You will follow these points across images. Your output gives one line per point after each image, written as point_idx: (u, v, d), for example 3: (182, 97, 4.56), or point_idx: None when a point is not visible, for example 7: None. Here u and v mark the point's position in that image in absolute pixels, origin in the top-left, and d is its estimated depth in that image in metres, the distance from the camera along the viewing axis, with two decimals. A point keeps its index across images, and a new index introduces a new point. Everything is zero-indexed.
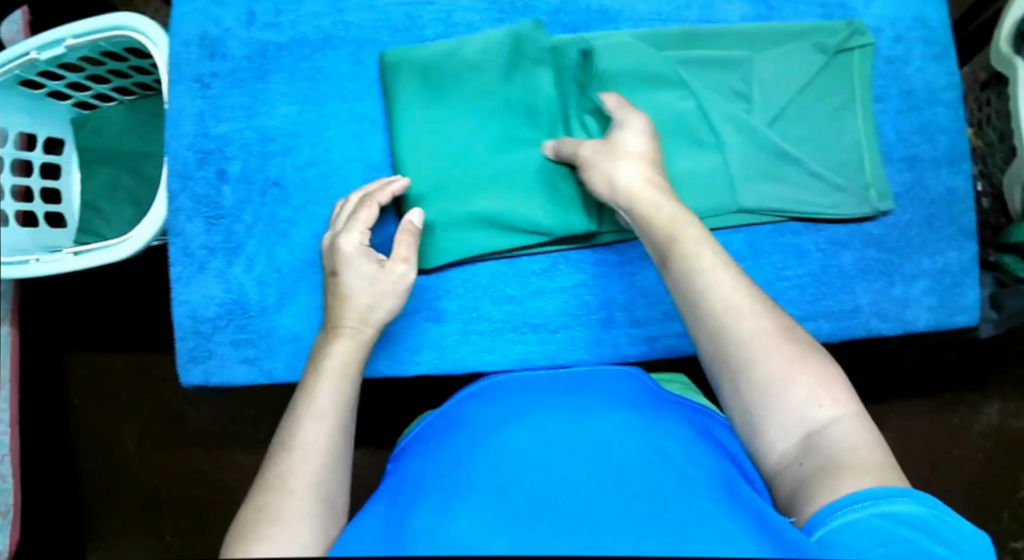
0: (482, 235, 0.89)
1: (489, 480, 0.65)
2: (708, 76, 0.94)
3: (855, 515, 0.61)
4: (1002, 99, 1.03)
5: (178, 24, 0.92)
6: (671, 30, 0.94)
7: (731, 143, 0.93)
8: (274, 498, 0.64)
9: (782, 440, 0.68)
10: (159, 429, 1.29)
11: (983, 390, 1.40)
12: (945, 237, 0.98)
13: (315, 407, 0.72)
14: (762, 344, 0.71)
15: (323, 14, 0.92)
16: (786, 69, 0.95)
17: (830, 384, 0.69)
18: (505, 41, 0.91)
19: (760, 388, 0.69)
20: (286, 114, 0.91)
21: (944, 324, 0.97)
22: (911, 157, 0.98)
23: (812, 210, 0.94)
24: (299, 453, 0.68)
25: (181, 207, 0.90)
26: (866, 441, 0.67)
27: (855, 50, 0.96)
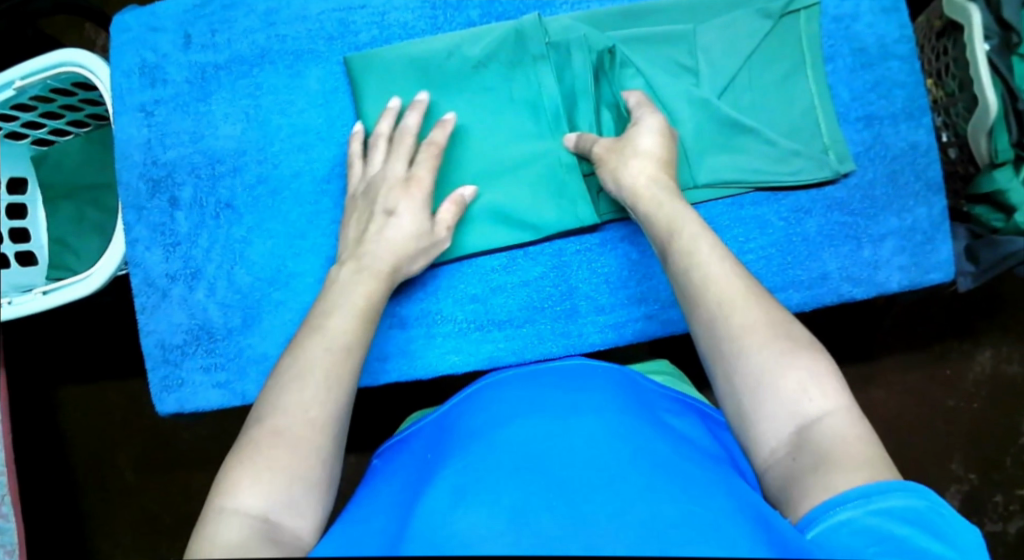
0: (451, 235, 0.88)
1: (477, 479, 0.65)
2: (653, 53, 0.92)
3: (848, 513, 0.60)
4: (959, 47, 1.01)
5: (117, 57, 0.92)
6: (610, 9, 0.92)
7: (683, 119, 0.92)
8: (296, 425, 0.66)
9: (771, 434, 0.67)
10: (154, 455, 1.30)
11: (973, 339, 1.39)
12: (911, 194, 0.96)
13: (340, 345, 0.73)
14: (752, 340, 0.69)
15: (257, 30, 0.91)
16: (731, 38, 0.93)
17: (820, 375, 0.67)
18: (508, 36, 0.89)
19: (753, 381, 0.68)
20: (232, 134, 0.90)
21: (918, 282, 0.96)
22: (867, 116, 0.96)
23: (773, 180, 0.92)
24: (323, 382, 0.69)
25: (138, 237, 0.90)
26: (859, 434, 0.65)
27: (801, 12, 0.94)
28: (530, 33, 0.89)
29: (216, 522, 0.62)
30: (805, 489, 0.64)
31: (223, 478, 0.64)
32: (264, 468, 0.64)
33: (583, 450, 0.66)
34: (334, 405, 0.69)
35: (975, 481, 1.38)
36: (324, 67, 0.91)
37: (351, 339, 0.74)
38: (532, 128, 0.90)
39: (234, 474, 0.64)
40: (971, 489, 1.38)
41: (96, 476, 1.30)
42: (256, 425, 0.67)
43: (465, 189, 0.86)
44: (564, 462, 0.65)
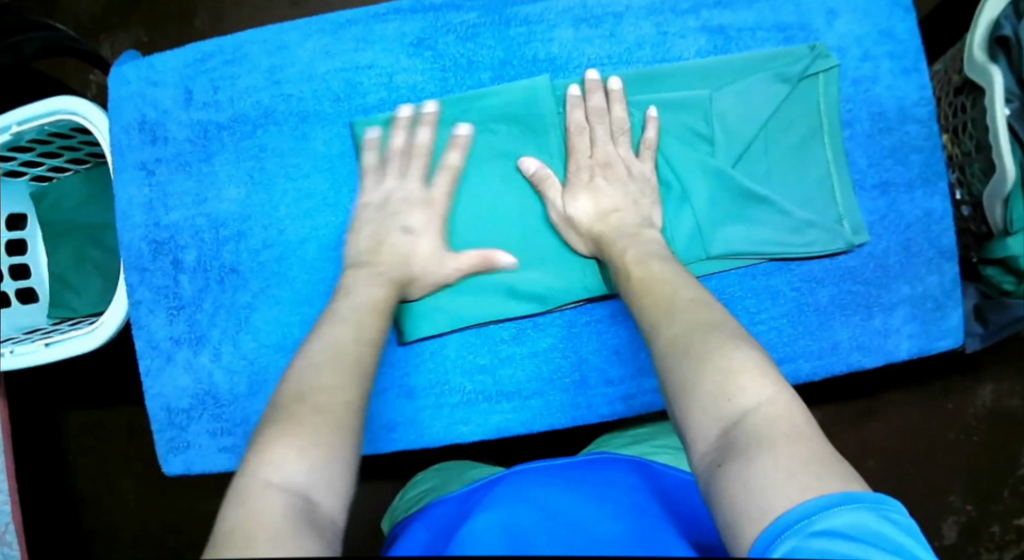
0: (466, 305, 0.88)
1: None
2: (668, 119, 0.91)
3: (790, 543, 0.55)
4: (978, 109, 0.98)
5: (117, 111, 0.90)
6: (625, 74, 0.90)
7: (697, 189, 0.90)
8: (336, 407, 0.65)
9: (701, 439, 0.65)
10: (156, 480, 1.31)
11: (975, 373, 1.38)
12: (924, 262, 0.94)
13: (366, 341, 0.73)
14: (670, 353, 0.70)
15: (261, 88, 0.89)
16: (747, 104, 0.91)
17: (737, 370, 0.66)
18: (520, 102, 0.88)
19: (678, 389, 0.68)
20: (236, 198, 0.89)
21: (928, 350, 0.95)
22: (883, 183, 0.94)
23: (784, 252, 0.91)
24: (338, 388, 0.67)
25: (141, 299, 0.89)
26: (786, 431, 0.62)
27: (819, 75, 0.92)
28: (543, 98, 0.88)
29: (255, 493, 0.59)
30: (731, 493, 0.60)
31: (257, 451, 0.62)
32: (306, 445, 0.62)
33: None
34: (362, 393, 0.68)
35: (972, 513, 1.39)
36: (331, 130, 0.89)
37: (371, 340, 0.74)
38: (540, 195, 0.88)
39: (256, 479, 0.60)
40: (967, 521, 1.38)
41: (97, 500, 1.31)
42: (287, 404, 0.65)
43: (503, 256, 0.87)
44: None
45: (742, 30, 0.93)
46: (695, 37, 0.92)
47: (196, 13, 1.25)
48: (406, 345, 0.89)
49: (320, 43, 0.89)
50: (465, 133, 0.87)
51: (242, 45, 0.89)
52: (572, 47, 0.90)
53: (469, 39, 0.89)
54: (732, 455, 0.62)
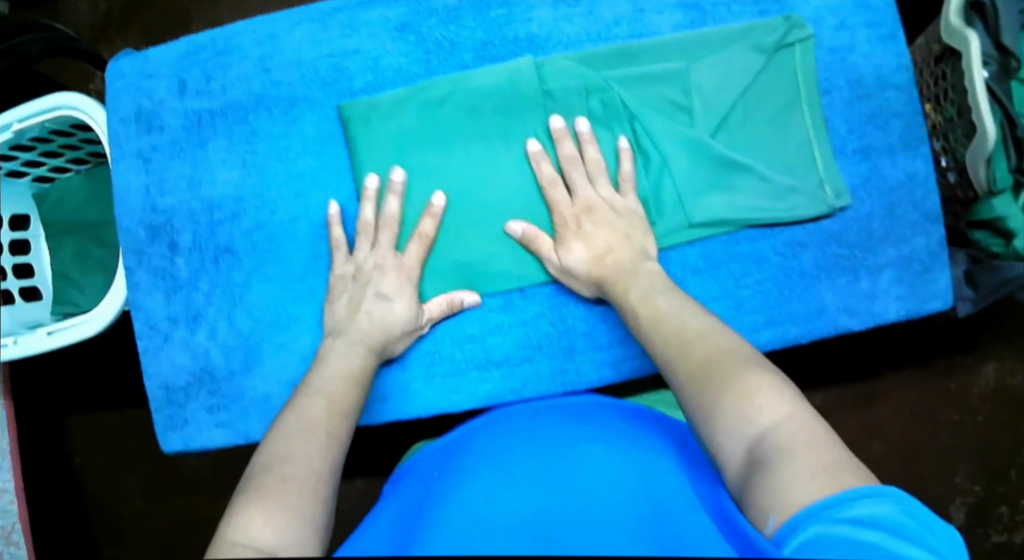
0: (452, 276, 0.91)
1: (456, 532, 0.66)
2: (648, 92, 0.93)
3: (818, 527, 0.61)
4: (957, 74, 0.99)
5: (113, 102, 0.93)
6: (604, 49, 0.92)
7: (676, 159, 0.92)
8: (302, 477, 0.68)
9: (731, 459, 0.70)
10: (160, 482, 1.32)
11: (978, 352, 1.39)
12: (908, 224, 0.95)
13: (334, 412, 0.76)
14: (692, 387, 0.74)
15: (252, 76, 0.91)
16: (723, 74, 0.92)
17: (754, 393, 0.71)
18: (503, 80, 0.90)
19: (704, 419, 0.73)
20: (229, 180, 0.92)
21: (916, 312, 0.96)
22: (864, 148, 0.95)
23: (768, 217, 0.92)
24: (312, 452, 0.70)
25: (140, 281, 0.93)
26: (807, 441, 0.67)
27: (795, 45, 0.94)
28: (523, 77, 0.90)
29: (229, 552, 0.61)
30: (761, 496, 0.66)
31: (234, 516, 0.63)
32: (277, 506, 0.64)
33: (568, 521, 0.67)
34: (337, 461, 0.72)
35: (981, 493, 1.38)
36: (320, 114, 0.91)
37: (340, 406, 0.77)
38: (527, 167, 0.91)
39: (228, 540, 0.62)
40: (976, 501, 1.38)
41: (103, 502, 1.32)
42: (253, 481, 0.67)
43: (465, 295, 0.90)
44: (549, 534, 0.66)
45: (718, 4, 0.95)
46: (672, 12, 0.94)
47: (193, 20, 1.29)
48: (389, 364, 0.91)
49: (308, 31, 0.91)
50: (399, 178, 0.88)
51: (232, 35, 0.92)
52: (551, 26, 0.93)
53: (451, 22, 0.92)
54: (761, 466, 0.67)
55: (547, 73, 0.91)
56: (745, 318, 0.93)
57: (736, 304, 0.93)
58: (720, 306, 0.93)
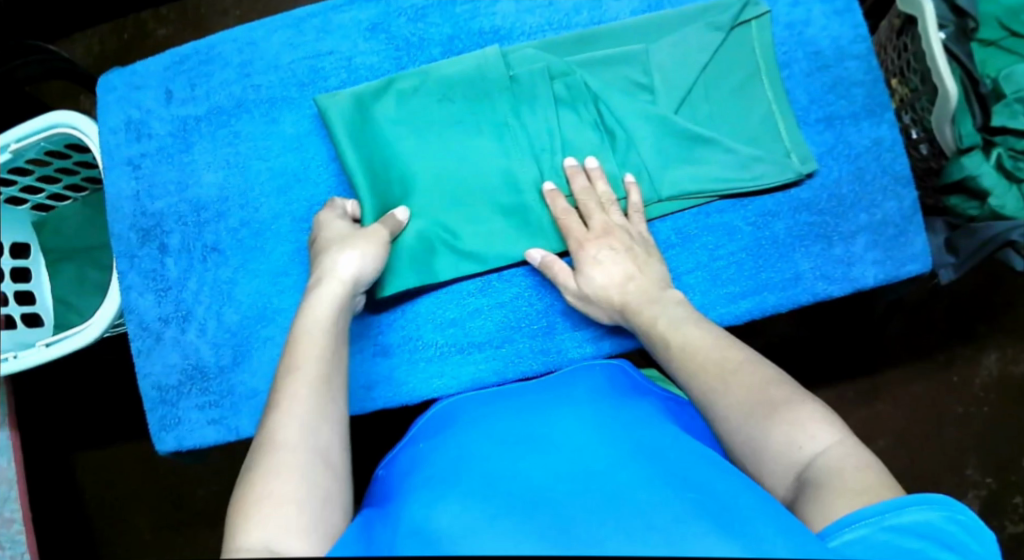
0: (429, 264, 0.91)
1: (433, 483, 0.69)
2: (609, 74, 0.96)
3: (863, 529, 0.61)
4: (915, 41, 1.02)
5: (105, 116, 0.98)
6: (565, 36, 0.96)
7: (641, 135, 0.94)
8: (295, 440, 0.68)
9: (779, 481, 0.71)
10: (151, 517, 1.26)
11: (978, 342, 1.29)
12: (879, 188, 0.96)
13: (318, 380, 0.73)
14: (737, 418, 0.73)
15: (233, 81, 0.96)
16: (682, 53, 0.96)
17: (802, 421, 0.70)
18: (470, 68, 0.93)
19: (750, 449, 0.72)
20: (214, 181, 0.95)
21: (895, 276, 0.95)
22: (828, 117, 0.97)
23: (736, 186, 0.93)
24: (306, 409, 0.71)
25: (131, 284, 0.95)
26: (856, 463, 0.67)
27: (752, 22, 0.97)
28: (491, 66, 0.93)
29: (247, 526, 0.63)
30: (810, 515, 0.66)
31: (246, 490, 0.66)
32: (280, 474, 0.66)
33: (537, 462, 0.69)
34: (331, 401, 0.73)
35: (993, 486, 1.27)
36: (297, 114, 0.95)
37: (327, 368, 0.75)
38: (498, 151, 0.93)
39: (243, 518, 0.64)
40: (989, 494, 1.27)
41: (113, 534, 1.26)
42: (262, 481, 0.65)
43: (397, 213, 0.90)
44: (516, 471, 0.68)
45: None
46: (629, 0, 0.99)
47: None
48: (376, 353, 0.91)
49: (285, 37, 0.96)
50: (403, 218, 0.90)
51: (214, 45, 0.97)
52: (514, 19, 0.97)
53: (419, 20, 0.96)
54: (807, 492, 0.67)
55: (512, 61, 0.94)
56: (720, 290, 0.93)
57: (711, 276, 0.93)
58: (696, 279, 0.93)
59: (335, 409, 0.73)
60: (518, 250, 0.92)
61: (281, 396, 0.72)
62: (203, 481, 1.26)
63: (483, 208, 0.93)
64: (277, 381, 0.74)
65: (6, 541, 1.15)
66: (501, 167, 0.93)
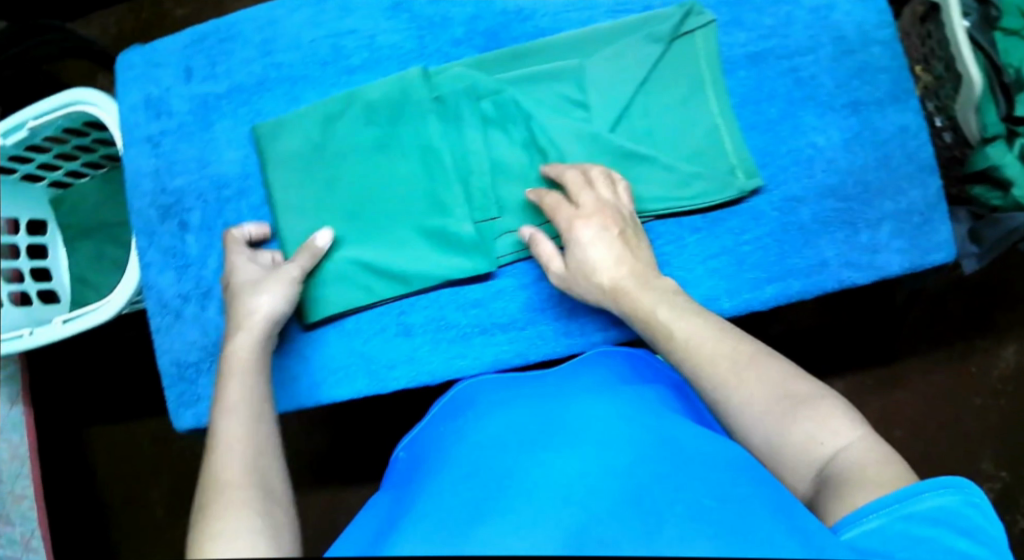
0: (445, 256, 0.90)
1: (454, 479, 0.69)
2: (542, 91, 0.92)
3: (880, 519, 0.62)
4: (941, 29, 1.01)
5: (124, 92, 0.97)
6: (497, 52, 0.93)
7: (573, 155, 0.90)
8: (237, 477, 0.64)
9: (798, 476, 0.70)
10: (162, 497, 1.26)
11: (996, 334, 1.28)
12: (905, 175, 0.94)
13: (251, 416, 0.70)
14: (752, 411, 0.72)
15: (254, 60, 0.95)
16: (619, 66, 0.91)
17: (825, 417, 0.69)
18: (393, 88, 0.91)
19: (767, 445, 0.71)
20: (235, 159, 0.94)
21: (920, 265, 0.94)
22: (854, 102, 0.95)
23: (675, 207, 0.90)
24: (245, 450, 0.67)
25: (151, 261, 0.95)
26: (877, 459, 0.67)
27: (696, 32, 0.93)
28: (414, 86, 0.90)
29: None
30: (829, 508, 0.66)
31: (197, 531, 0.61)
32: (232, 508, 0.62)
33: (555, 456, 0.68)
34: (270, 440, 0.70)
35: (1007, 479, 1.27)
36: (319, 91, 0.95)
37: (254, 402, 0.72)
38: (421, 175, 0.90)
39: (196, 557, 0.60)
40: (1003, 489, 1.26)
41: (125, 514, 1.26)
42: (212, 521, 0.61)
43: (318, 236, 0.88)
44: (535, 466, 0.67)
45: None
46: None
47: None
48: (400, 333, 0.91)
49: (306, 16, 0.95)
50: (324, 243, 0.88)
51: (235, 23, 0.96)
52: None
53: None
54: (827, 484, 0.68)
55: (438, 81, 0.91)
56: (745, 275, 0.92)
57: (736, 261, 0.92)
58: (720, 264, 0.92)
59: (271, 443, 0.69)
60: (449, 272, 0.89)
61: (216, 434, 0.69)
62: None
63: (406, 232, 0.90)
64: (211, 421, 0.71)
65: (15, 516, 1.16)
66: (423, 192, 0.90)
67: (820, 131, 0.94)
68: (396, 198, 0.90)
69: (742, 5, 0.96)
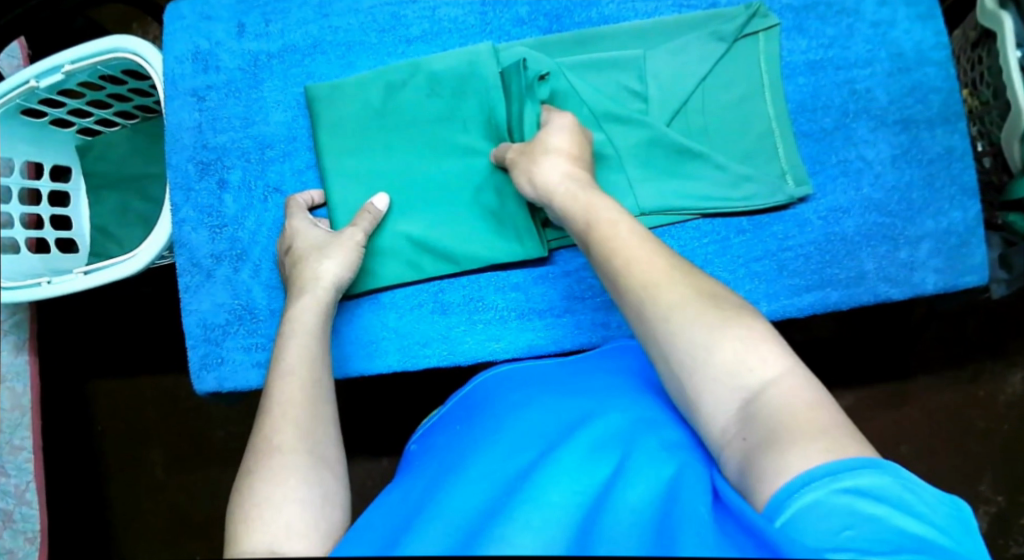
0: (485, 239, 0.90)
1: (478, 482, 0.67)
2: (601, 79, 0.93)
3: (815, 494, 0.58)
4: (993, 56, 1.02)
5: (171, 42, 0.94)
6: (558, 37, 0.93)
7: (625, 145, 0.92)
8: (288, 442, 0.67)
9: (719, 409, 0.65)
10: (163, 456, 1.24)
11: (1006, 358, 1.29)
12: (947, 197, 0.94)
13: (310, 381, 0.72)
14: (679, 317, 0.67)
15: (311, 20, 0.94)
16: (680, 61, 0.93)
17: (755, 342, 0.65)
18: (455, 63, 0.91)
19: (688, 358, 0.66)
20: (281, 121, 0.93)
21: (952, 286, 0.93)
22: (905, 120, 0.95)
23: (723, 206, 0.91)
24: (298, 417, 0.69)
25: (185, 218, 0.92)
26: (806, 400, 0.63)
27: (760, 34, 0.94)
28: (478, 61, 0.90)
29: (247, 529, 0.61)
30: (760, 476, 0.60)
31: (243, 491, 0.64)
32: (283, 475, 0.64)
33: (585, 470, 0.66)
34: (325, 408, 0.71)
35: (1004, 504, 1.27)
36: (374, 59, 0.94)
37: (314, 366, 0.74)
38: (475, 151, 0.91)
39: (240, 520, 0.63)
40: (999, 513, 1.27)
41: (124, 473, 1.24)
42: (259, 484, 0.64)
43: (375, 199, 0.89)
44: (561, 474, 0.65)
45: None
46: None
47: None
48: (437, 310, 0.90)
49: None
50: (381, 206, 0.89)
51: None
52: None
53: None
54: (755, 429, 0.62)
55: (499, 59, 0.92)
56: (786, 281, 0.92)
57: (777, 266, 0.92)
58: (762, 268, 0.92)
59: (328, 409, 0.72)
60: (493, 253, 0.90)
61: (273, 396, 0.71)
62: (220, 424, 1.24)
63: (457, 208, 0.91)
64: (268, 383, 0.73)
65: (11, 468, 1.12)
66: (479, 171, 0.91)
67: (871, 144, 0.94)
68: (447, 172, 0.91)
69: (805, 12, 0.96)
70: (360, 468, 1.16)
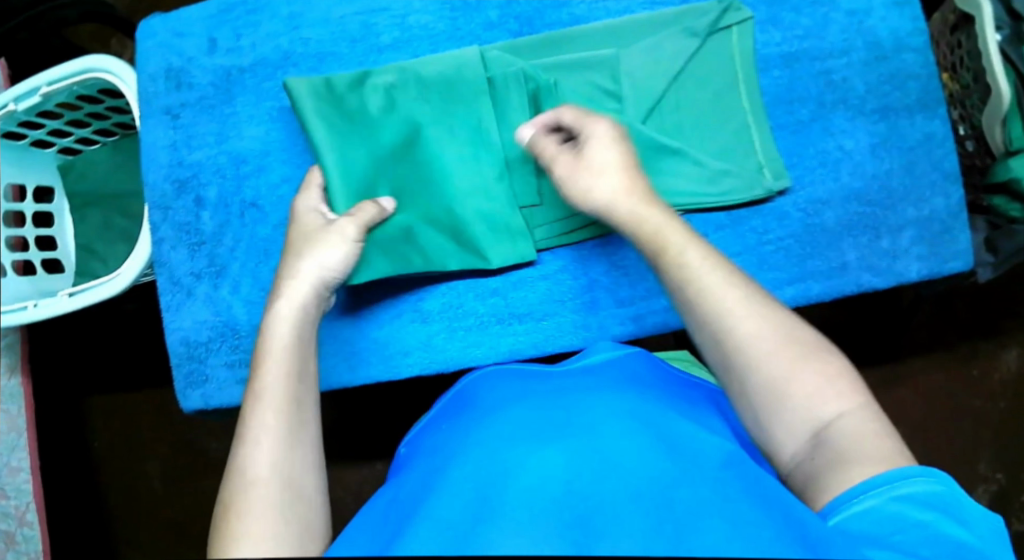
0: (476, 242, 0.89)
1: (469, 487, 0.61)
2: (575, 79, 0.92)
3: (870, 501, 0.61)
4: (971, 39, 1.01)
5: (144, 61, 0.95)
6: (531, 39, 0.93)
7: None
8: (266, 473, 0.64)
9: (791, 438, 0.66)
10: (160, 470, 1.25)
11: (999, 338, 1.29)
12: (928, 184, 0.93)
13: (288, 399, 0.68)
14: (758, 347, 0.67)
15: (281, 34, 0.94)
16: (653, 58, 0.92)
17: (832, 376, 0.66)
18: (429, 68, 0.90)
19: (766, 391, 0.66)
20: (255, 136, 0.93)
21: (937, 272, 0.93)
22: (883, 108, 0.94)
23: (702, 202, 0.91)
24: (277, 440, 0.66)
25: (164, 237, 0.93)
26: (872, 429, 0.65)
27: (733, 28, 0.93)
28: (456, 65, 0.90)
29: None
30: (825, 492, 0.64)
31: (222, 525, 0.62)
32: (261, 508, 0.62)
33: (584, 469, 0.60)
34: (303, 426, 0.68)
35: (1003, 482, 1.27)
36: (347, 69, 0.93)
37: (297, 381, 0.70)
38: (457, 151, 0.89)
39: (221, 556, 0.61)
40: (998, 491, 1.27)
41: (123, 487, 1.25)
42: (237, 517, 0.62)
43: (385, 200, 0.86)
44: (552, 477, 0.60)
45: None
46: None
47: None
48: (419, 318, 0.90)
49: None
50: (388, 206, 0.86)
51: None
52: None
53: None
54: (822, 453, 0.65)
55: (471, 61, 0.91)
56: (767, 275, 0.91)
57: (758, 261, 0.92)
58: (743, 262, 0.91)
59: (307, 428, 0.68)
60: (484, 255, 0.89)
61: (247, 418, 0.67)
62: (215, 436, 1.25)
63: (440, 211, 0.89)
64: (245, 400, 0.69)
65: (10, 489, 1.13)
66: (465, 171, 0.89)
67: (849, 134, 0.94)
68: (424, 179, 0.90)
69: (777, 3, 0.95)
70: (355, 474, 1.16)
